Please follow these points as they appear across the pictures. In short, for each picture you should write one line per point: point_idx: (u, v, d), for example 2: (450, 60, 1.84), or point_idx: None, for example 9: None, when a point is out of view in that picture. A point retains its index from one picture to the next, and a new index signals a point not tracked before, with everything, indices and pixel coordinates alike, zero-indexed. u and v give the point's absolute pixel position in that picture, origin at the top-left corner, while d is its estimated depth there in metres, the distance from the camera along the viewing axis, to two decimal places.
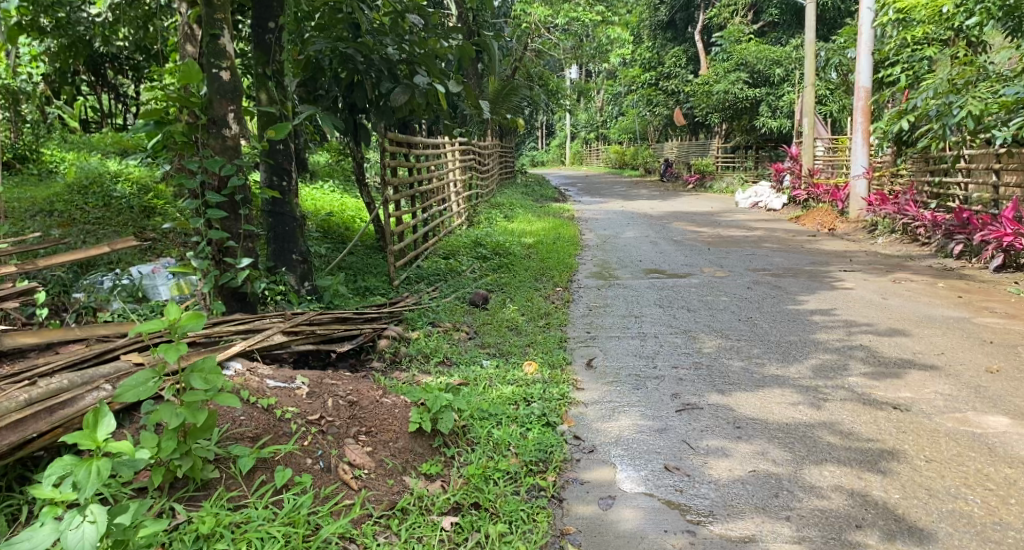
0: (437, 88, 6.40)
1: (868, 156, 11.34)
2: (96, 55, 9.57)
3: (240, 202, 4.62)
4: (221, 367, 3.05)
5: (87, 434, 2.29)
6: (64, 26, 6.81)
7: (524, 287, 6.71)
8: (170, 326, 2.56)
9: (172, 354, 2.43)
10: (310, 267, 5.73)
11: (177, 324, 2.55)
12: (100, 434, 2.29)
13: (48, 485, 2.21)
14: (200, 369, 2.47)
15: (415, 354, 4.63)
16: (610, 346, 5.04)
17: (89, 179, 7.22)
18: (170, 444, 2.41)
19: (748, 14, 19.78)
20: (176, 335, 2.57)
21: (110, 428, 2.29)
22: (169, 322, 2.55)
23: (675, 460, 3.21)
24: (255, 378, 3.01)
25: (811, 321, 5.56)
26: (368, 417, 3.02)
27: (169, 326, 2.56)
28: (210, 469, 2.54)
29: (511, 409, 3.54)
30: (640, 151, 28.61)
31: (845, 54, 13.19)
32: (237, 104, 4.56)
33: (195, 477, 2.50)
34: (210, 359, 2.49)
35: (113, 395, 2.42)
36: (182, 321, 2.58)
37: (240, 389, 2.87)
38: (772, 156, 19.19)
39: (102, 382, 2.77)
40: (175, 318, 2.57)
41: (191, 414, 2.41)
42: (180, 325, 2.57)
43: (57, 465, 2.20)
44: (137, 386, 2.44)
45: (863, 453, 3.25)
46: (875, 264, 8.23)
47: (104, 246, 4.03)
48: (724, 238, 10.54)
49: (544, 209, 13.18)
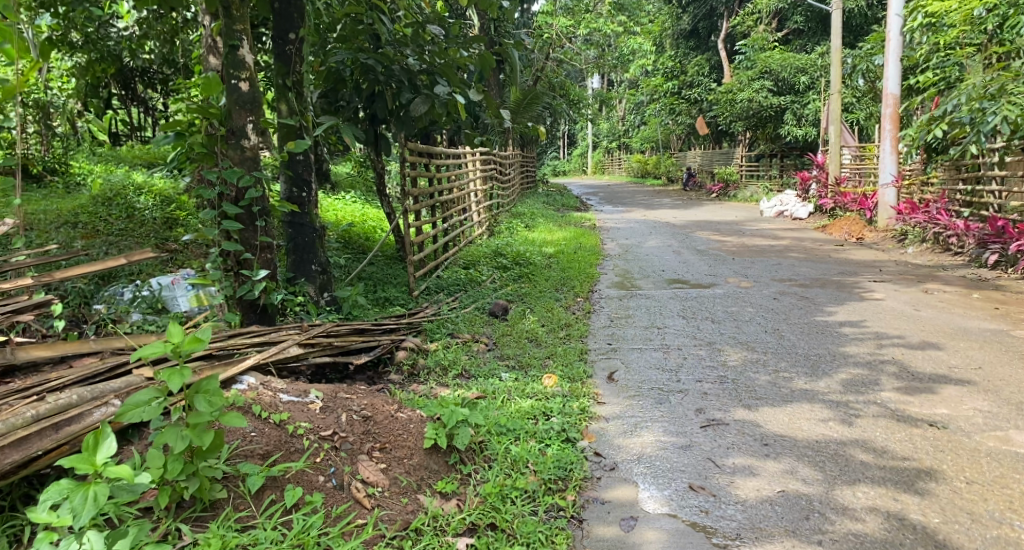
0: (457, 98, 6.41)
1: (897, 164, 11.19)
2: (126, 70, 9.65)
3: (258, 213, 4.56)
4: (233, 384, 2.97)
5: (86, 457, 2.26)
6: (94, 42, 6.86)
7: (545, 297, 6.63)
8: (172, 351, 2.48)
9: (176, 380, 2.33)
10: (329, 278, 5.71)
11: (180, 349, 2.47)
12: (99, 458, 2.26)
13: (45, 509, 2.20)
14: (205, 390, 2.40)
15: (433, 366, 4.57)
16: (632, 358, 4.94)
17: (113, 191, 7.24)
18: (176, 466, 2.35)
19: (773, 22, 19.63)
20: (180, 358, 2.49)
21: (110, 451, 2.27)
22: (171, 347, 2.46)
23: (700, 479, 3.09)
24: (268, 390, 2.94)
25: (841, 333, 5.41)
26: (382, 433, 2.94)
27: (170, 350, 2.48)
28: (218, 489, 2.47)
29: (530, 424, 3.46)
30: (662, 160, 28.47)
31: (873, 61, 13.00)
32: (255, 115, 4.55)
33: (202, 497, 2.43)
34: (214, 380, 2.42)
35: (115, 416, 2.36)
36: (184, 345, 2.49)
37: (251, 405, 2.78)
38: (797, 164, 18.99)
39: (112, 398, 2.71)
40: (177, 342, 2.48)
41: (197, 437, 2.35)
42: (182, 348, 2.49)
43: (54, 490, 2.18)
44: (141, 406, 2.39)
45: (899, 473, 3.12)
46: (905, 274, 8.06)
47: (121, 257, 3.97)
48: (748, 247, 10.39)
49: (565, 218, 13.11)
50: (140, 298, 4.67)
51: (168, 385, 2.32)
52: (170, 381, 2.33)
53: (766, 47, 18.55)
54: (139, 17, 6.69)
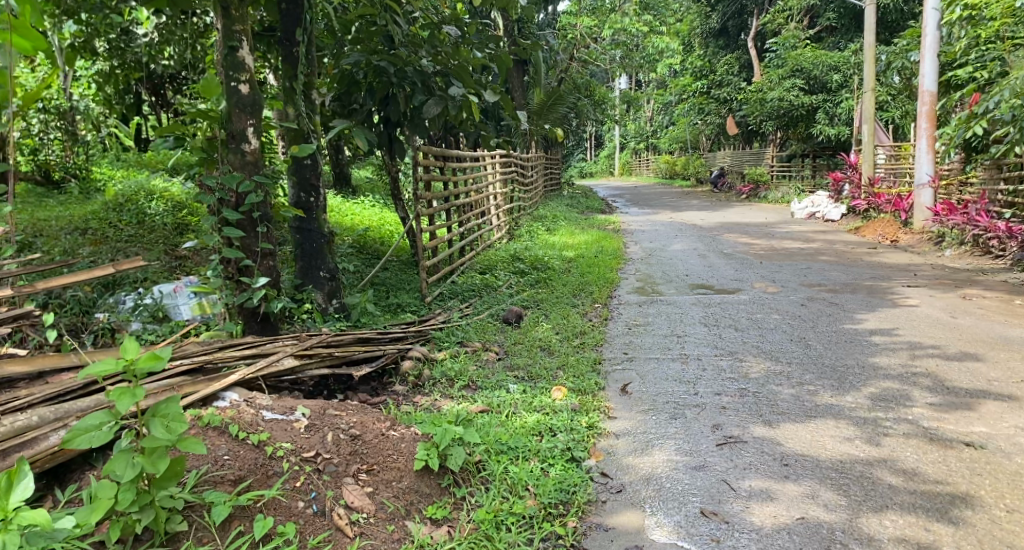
0: (472, 99, 6.27)
1: (934, 164, 10.85)
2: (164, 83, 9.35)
3: (259, 219, 4.42)
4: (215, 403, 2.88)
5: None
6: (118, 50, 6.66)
7: (561, 303, 6.45)
8: (127, 368, 2.35)
9: (126, 402, 2.24)
10: (338, 284, 5.56)
11: (135, 366, 2.34)
12: (12, 501, 2.13)
13: None
14: (162, 414, 2.29)
15: (439, 378, 4.40)
16: (648, 369, 4.72)
17: (126, 197, 7.18)
18: (127, 496, 2.23)
19: (804, 19, 19.24)
20: (135, 377, 2.35)
21: (24, 494, 2.14)
22: (125, 363, 2.33)
23: (713, 504, 2.89)
24: (251, 407, 2.81)
25: (870, 342, 5.15)
26: (371, 454, 2.79)
27: (124, 368, 2.34)
28: (177, 521, 2.32)
29: (533, 441, 3.28)
30: (691, 161, 28.09)
31: (908, 57, 12.63)
32: (256, 118, 4.41)
33: (159, 530, 2.29)
34: (174, 404, 2.31)
35: (63, 442, 2.29)
36: (138, 362, 2.35)
37: (228, 425, 2.65)
38: (830, 164, 18.53)
39: (74, 419, 2.62)
40: (132, 358, 2.35)
41: (150, 464, 2.23)
42: (138, 365, 2.35)
43: None
44: (90, 431, 2.31)
45: (930, 499, 2.88)
46: (941, 279, 7.72)
47: (110, 266, 3.86)
48: (777, 250, 10.09)
49: (589, 221, 12.90)
50: (141, 307, 4.57)
51: (117, 406, 2.24)
52: (119, 402, 2.24)
53: (797, 44, 18.13)
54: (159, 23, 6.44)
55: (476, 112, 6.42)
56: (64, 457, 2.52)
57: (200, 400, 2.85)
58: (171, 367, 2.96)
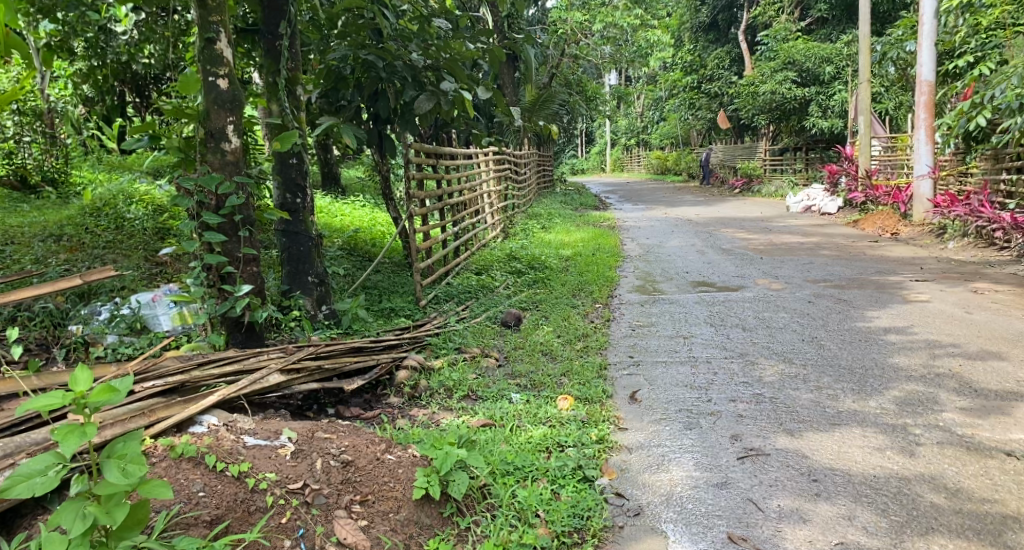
0: (464, 94, 6.00)
1: (933, 155, 10.64)
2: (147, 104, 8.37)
3: (240, 223, 4.14)
4: (191, 428, 2.60)
5: None
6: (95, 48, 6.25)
7: (561, 303, 6.20)
8: (77, 401, 2.11)
9: (72, 444, 2.03)
10: (327, 289, 5.31)
11: (86, 399, 2.10)
12: None
13: None
14: (119, 455, 2.06)
15: (437, 388, 4.15)
16: (656, 374, 4.48)
17: (103, 201, 6.89)
18: None
19: (795, 11, 19.03)
20: (85, 411, 2.11)
21: None
22: (73, 397, 2.10)
23: (741, 528, 2.68)
24: (231, 433, 2.55)
25: (887, 341, 4.93)
26: (366, 482, 2.54)
27: (73, 402, 2.11)
28: None
29: (541, 460, 3.04)
30: (682, 155, 27.88)
31: (904, 47, 12.42)
32: (236, 115, 4.10)
33: None
34: (133, 444, 2.08)
35: (1, 490, 2.09)
36: (90, 396, 2.11)
37: (204, 456, 2.39)
38: (824, 157, 18.36)
39: (22, 456, 2.39)
40: (82, 391, 2.11)
41: (104, 514, 2.00)
42: (89, 398, 2.11)
43: None
44: (34, 476, 2.12)
45: (979, 520, 2.71)
46: (949, 273, 7.51)
47: (77, 277, 3.77)
48: (777, 246, 9.87)
49: (582, 218, 12.65)
50: (117, 318, 4.26)
51: (63, 447, 2.03)
52: (65, 443, 2.03)
53: (788, 37, 17.93)
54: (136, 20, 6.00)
55: (469, 108, 6.16)
56: (6, 503, 2.27)
57: (173, 426, 2.56)
58: (143, 389, 2.67)
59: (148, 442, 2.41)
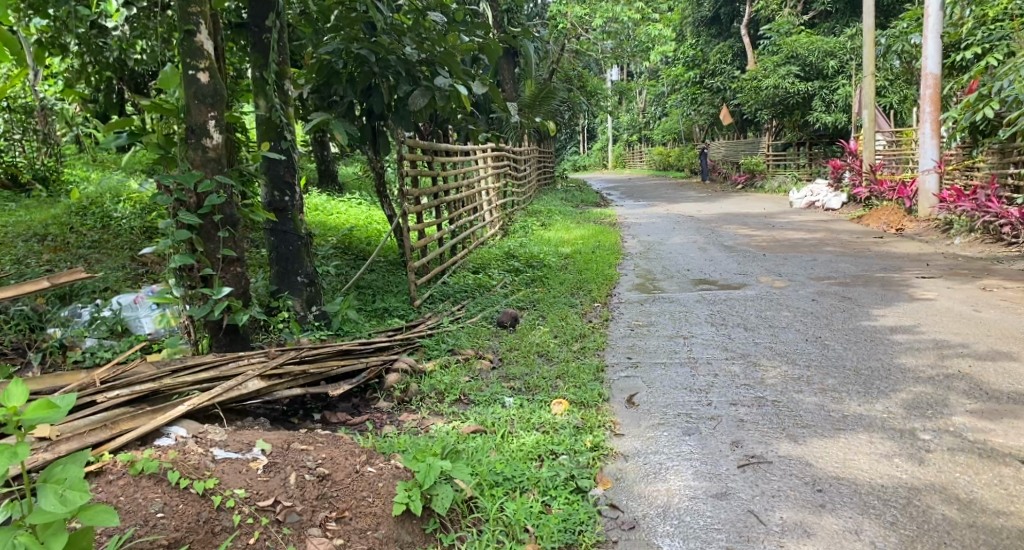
0: (459, 89, 5.86)
1: (939, 149, 10.49)
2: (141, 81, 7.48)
3: (220, 223, 4.01)
4: (157, 442, 2.44)
5: None
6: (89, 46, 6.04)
7: (558, 303, 6.06)
8: (10, 418, 1.97)
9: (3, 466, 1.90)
10: (317, 289, 5.17)
11: (21, 416, 1.97)
12: None
13: None
14: (57, 481, 1.96)
15: (428, 392, 4.00)
16: (656, 376, 4.33)
17: (91, 200, 6.75)
18: None
19: (798, 4, 18.85)
20: (19, 428, 1.98)
21: None
22: (7, 414, 1.96)
23: (741, 542, 2.55)
24: (199, 446, 2.43)
25: (894, 341, 4.78)
26: (342, 497, 2.41)
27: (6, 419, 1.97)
28: None
29: (533, 469, 2.91)
30: (685, 151, 27.72)
31: (908, 40, 12.25)
32: (218, 110, 3.97)
33: None
34: (73, 469, 1.97)
35: None
36: (26, 412, 1.98)
37: (166, 471, 2.27)
38: (827, 153, 18.20)
39: None
40: (17, 408, 1.97)
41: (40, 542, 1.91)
42: (24, 416, 1.98)
43: None
44: None
45: (993, 534, 2.57)
46: (956, 269, 7.34)
47: (44, 280, 3.49)
48: (780, 242, 9.72)
49: (583, 215, 12.51)
50: (98, 321, 4.13)
51: None
52: None
53: (792, 31, 17.80)
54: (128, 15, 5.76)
55: (465, 103, 6.00)
56: None
57: (137, 440, 2.41)
58: (106, 400, 2.55)
59: (106, 458, 2.29)
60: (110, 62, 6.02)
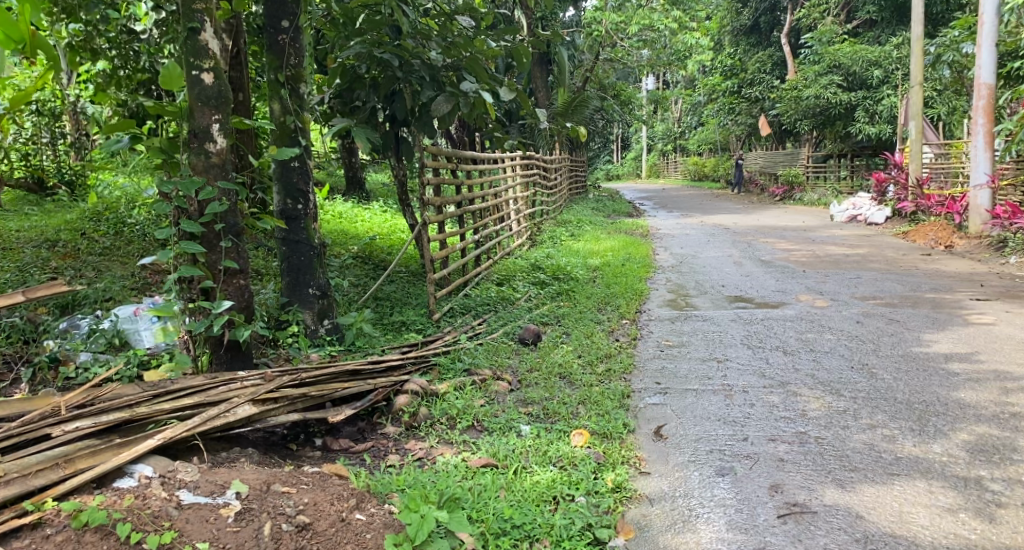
0: (486, 96, 5.55)
1: (992, 163, 10.01)
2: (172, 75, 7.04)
3: (224, 232, 3.72)
4: (116, 482, 2.40)
5: None
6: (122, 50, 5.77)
7: (584, 319, 5.74)
8: None
9: None
10: (331, 302, 4.92)
11: None
12: None
13: None
14: None
15: (438, 417, 3.71)
16: (687, 404, 4.00)
17: (107, 205, 6.60)
18: None
19: (842, 13, 18.31)
20: None
21: None
22: None
23: None
24: (164, 489, 2.38)
25: (950, 372, 4.40)
26: (323, 547, 2.33)
27: None
28: None
29: (545, 516, 2.75)
30: (722, 161, 27.17)
31: (961, 49, 11.71)
32: (224, 113, 3.67)
33: None
34: None
35: None
36: None
37: (118, 523, 2.20)
38: (870, 165, 17.62)
39: None
40: None
41: None
42: None
43: None
44: None
45: None
46: (1013, 291, 6.89)
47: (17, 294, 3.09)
48: (820, 257, 9.30)
49: (615, 225, 12.15)
50: (96, 334, 3.86)
51: None
52: None
53: (834, 40, 17.32)
54: (159, 20, 5.41)
55: (491, 110, 5.70)
56: None
57: (92, 482, 2.36)
58: (65, 432, 2.46)
59: (47, 507, 2.22)
60: (128, 64, 5.83)
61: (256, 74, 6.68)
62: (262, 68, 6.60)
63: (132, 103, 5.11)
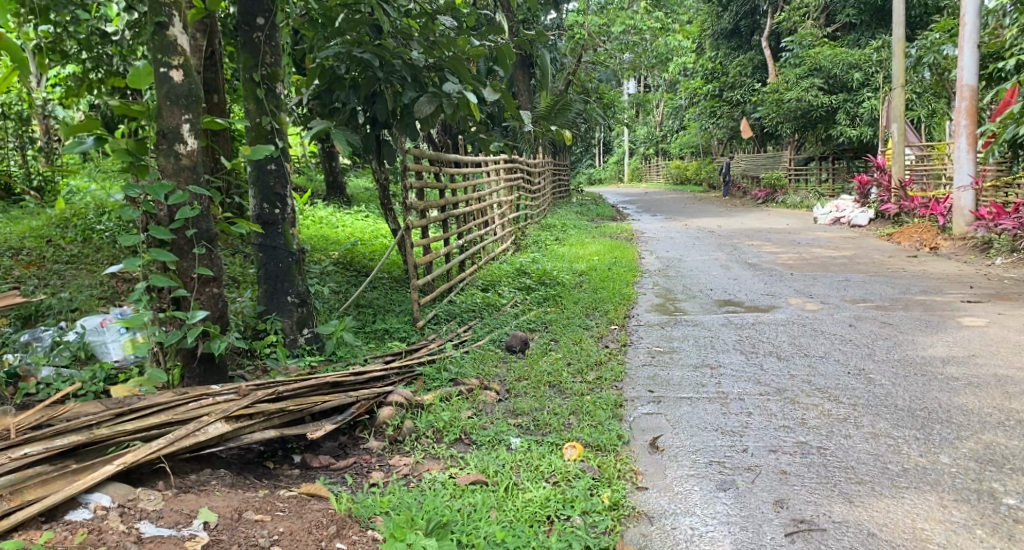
0: (470, 96, 5.38)
1: (974, 165, 9.93)
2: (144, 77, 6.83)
3: (195, 238, 3.52)
4: (69, 516, 2.27)
5: None
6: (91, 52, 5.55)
7: (572, 325, 5.59)
8: None
9: None
10: (310, 309, 4.73)
11: None
12: None
13: None
14: None
15: (424, 429, 3.54)
16: (684, 414, 3.85)
17: (74, 212, 6.36)
18: None
19: (821, 16, 18.31)
20: None
21: None
22: None
23: None
24: (122, 522, 2.26)
25: (950, 377, 4.29)
26: None
27: None
28: None
29: (538, 540, 2.59)
30: (703, 164, 27.15)
31: (941, 51, 11.68)
32: (194, 113, 3.48)
33: None
34: None
35: None
36: None
37: None
38: (851, 167, 17.64)
39: None
40: None
41: None
42: None
43: None
44: None
45: None
46: (1003, 293, 6.82)
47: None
48: (807, 260, 9.21)
49: (599, 229, 12.03)
50: (61, 347, 3.65)
51: None
52: None
53: (815, 43, 17.34)
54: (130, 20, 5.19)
55: (475, 111, 5.53)
56: None
57: (39, 515, 2.23)
58: (14, 459, 2.32)
59: None
60: (99, 64, 5.64)
61: (231, 75, 6.48)
62: (238, 70, 6.41)
63: (100, 105, 4.90)
